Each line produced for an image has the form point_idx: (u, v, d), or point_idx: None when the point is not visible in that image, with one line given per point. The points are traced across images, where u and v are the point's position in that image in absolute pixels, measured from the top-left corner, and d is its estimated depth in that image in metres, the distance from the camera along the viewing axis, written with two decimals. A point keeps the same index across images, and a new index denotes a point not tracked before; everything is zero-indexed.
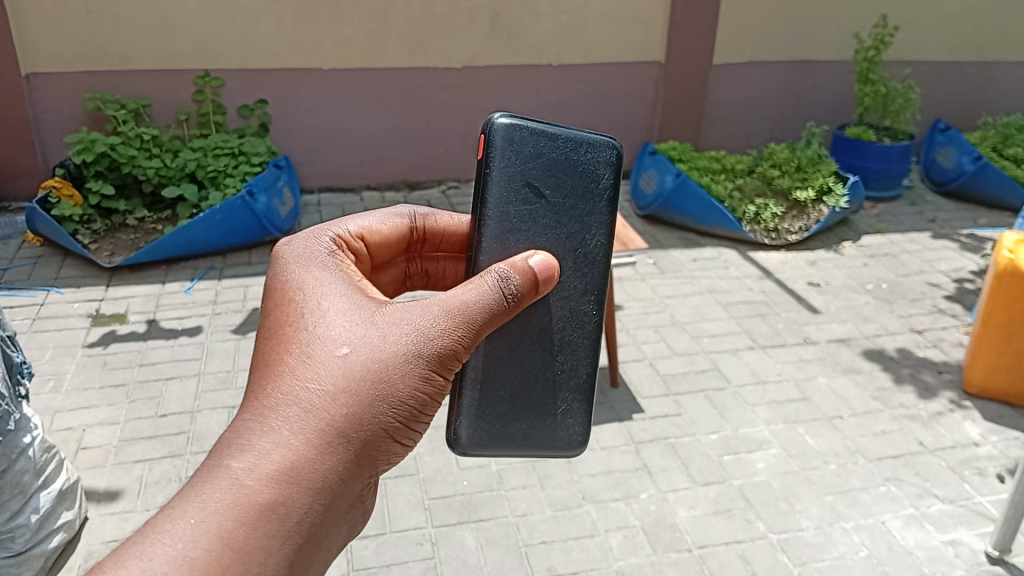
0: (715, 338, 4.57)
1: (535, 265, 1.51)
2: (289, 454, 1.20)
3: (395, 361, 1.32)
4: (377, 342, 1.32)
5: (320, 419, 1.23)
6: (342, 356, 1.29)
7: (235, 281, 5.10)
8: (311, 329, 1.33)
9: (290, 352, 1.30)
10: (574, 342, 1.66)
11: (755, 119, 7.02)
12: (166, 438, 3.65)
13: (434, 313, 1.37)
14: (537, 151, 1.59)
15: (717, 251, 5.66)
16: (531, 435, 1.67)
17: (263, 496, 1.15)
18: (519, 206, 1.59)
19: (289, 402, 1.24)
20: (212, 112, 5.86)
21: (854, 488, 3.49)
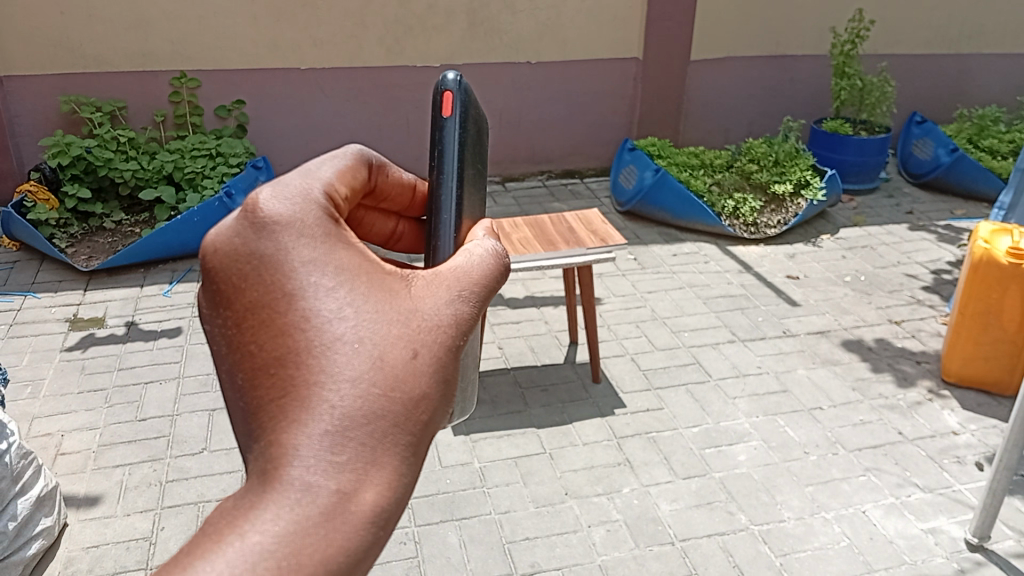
0: (696, 332, 4.59)
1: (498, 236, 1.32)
2: (374, 495, 0.87)
3: (460, 352, 0.99)
4: (439, 326, 0.98)
5: (400, 430, 0.90)
6: (407, 348, 0.93)
7: None
8: (348, 310, 0.93)
9: (338, 332, 0.91)
10: None
11: (732, 113, 7.06)
12: (146, 442, 3.63)
13: (479, 286, 1.06)
14: (476, 123, 1.41)
15: (697, 246, 5.69)
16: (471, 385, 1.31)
17: (350, 554, 0.83)
18: (471, 177, 1.37)
19: (358, 419, 0.87)
20: (189, 114, 5.88)
21: (834, 478, 3.51)
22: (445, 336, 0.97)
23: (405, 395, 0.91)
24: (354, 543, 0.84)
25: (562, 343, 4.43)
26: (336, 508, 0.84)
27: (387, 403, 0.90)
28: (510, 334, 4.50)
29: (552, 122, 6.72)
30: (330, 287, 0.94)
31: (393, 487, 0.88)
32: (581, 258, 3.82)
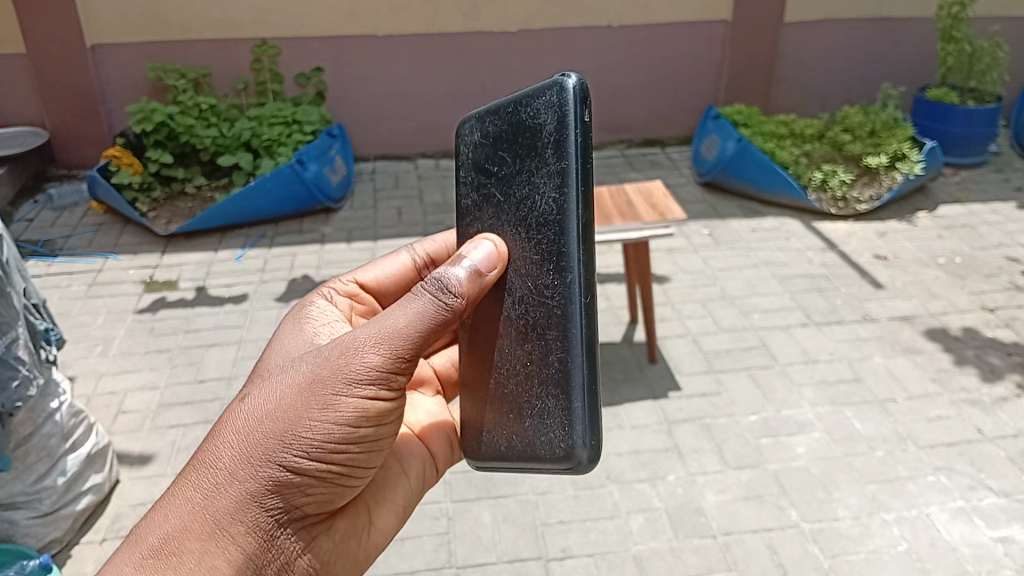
0: (767, 315, 4.35)
1: (487, 264, 1.46)
2: (195, 510, 1.28)
3: (310, 398, 1.36)
4: (293, 378, 1.39)
5: (233, 462, 1.32)
6: (258, 402, 1.38)
7: (284, 249, 5.15)
8: (242, 400, 1.42)
9: (229, 413, 1.41)
10: (537, 322, 1.37)
11: (829, 80, 6.64)
12: (201, 404, 3.74)
13: (346, 344, 1.41)
14: (489, 132, 1.59)
15: (779, 221, 5.39)
16: (516, 442, 1.42)
17: (170, 549, 1.24)
18: (476, 196, 1.63)
19: (203, 460, 1.34)
20: (269, 81, 5.93)
21: (899, 477, 3.27)
22: (297, 385, 1.38)
23: (241, 438, 1.34)
24: (184, 534, 1.26)
25: (623, 322, 4.29)
26: (168, 520, 1.28)
27: (234, 441, 1.34)
28: None
29: (634, 90, 6.49)
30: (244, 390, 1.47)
31: (216, 501, 1.29)
32: (637, 235, 3.69)
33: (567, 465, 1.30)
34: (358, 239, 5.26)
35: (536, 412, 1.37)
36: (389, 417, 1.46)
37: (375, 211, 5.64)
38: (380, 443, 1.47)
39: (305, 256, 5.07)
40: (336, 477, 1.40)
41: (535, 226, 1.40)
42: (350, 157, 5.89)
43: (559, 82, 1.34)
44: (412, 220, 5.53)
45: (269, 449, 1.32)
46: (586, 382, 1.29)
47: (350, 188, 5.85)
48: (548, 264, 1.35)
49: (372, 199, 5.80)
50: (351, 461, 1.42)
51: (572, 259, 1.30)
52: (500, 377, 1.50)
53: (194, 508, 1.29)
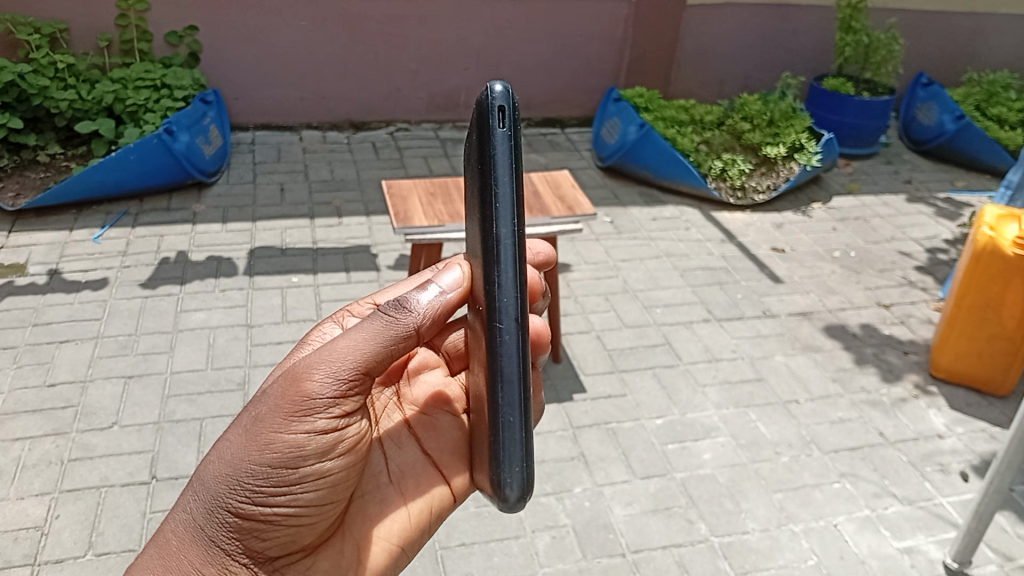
0: (669, 309, 4.22)
1: (451, 285, 1.53)
2: (160, 555, 1.37)
3: (254, 429, 1.43)
4: (242, 418, 1.47)
5: (192, 500, 1.41)
6: (216, 445, 1.47)
7: (150, 229, 4.65)
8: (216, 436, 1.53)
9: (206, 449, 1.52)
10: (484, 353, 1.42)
11: (729, 63, 6.56)
12: (51, 412, 3.33)
13: (290, 372, 1.47)
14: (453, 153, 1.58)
15: (679, 209, 5.29)
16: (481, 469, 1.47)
17: None
18: None
19: (171, 510, 1.44)
20: (137, 39, 5.39)
21: (806, 484, 3.20)
22: (245, 421, 1.46)
23: (198, 475, 1.44)
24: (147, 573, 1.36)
25: None
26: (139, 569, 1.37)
27: (193, 480, 1.44)
28: None
29: (534, 66, 6.24)
30: None
31: (179, 537, 1.39)
32: (544, 230, 3.45)
33: (498, 500, 1.37)
34: (235, 219, 4.81)
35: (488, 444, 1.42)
36: (341, 446, 1.51)
37: (254, 186, 5.18)
38: (335, 477, 1.52)
39: (174, 237, 4.59)
40: (293, 514, 1.46)
41: (478, 254, 1.42)
42: (226, 125, 5.43)
43: (485, 101, 1.33)
44: (295, 198, 5.10)
45: (220, 488, 1.40)
46: (514, 417, 1.35)
47: (226, 162, 5.35)
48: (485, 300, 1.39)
49: (251, 173, 5.32)
50: (307, 488, 1.47)
51: (501, 296, 1.35)
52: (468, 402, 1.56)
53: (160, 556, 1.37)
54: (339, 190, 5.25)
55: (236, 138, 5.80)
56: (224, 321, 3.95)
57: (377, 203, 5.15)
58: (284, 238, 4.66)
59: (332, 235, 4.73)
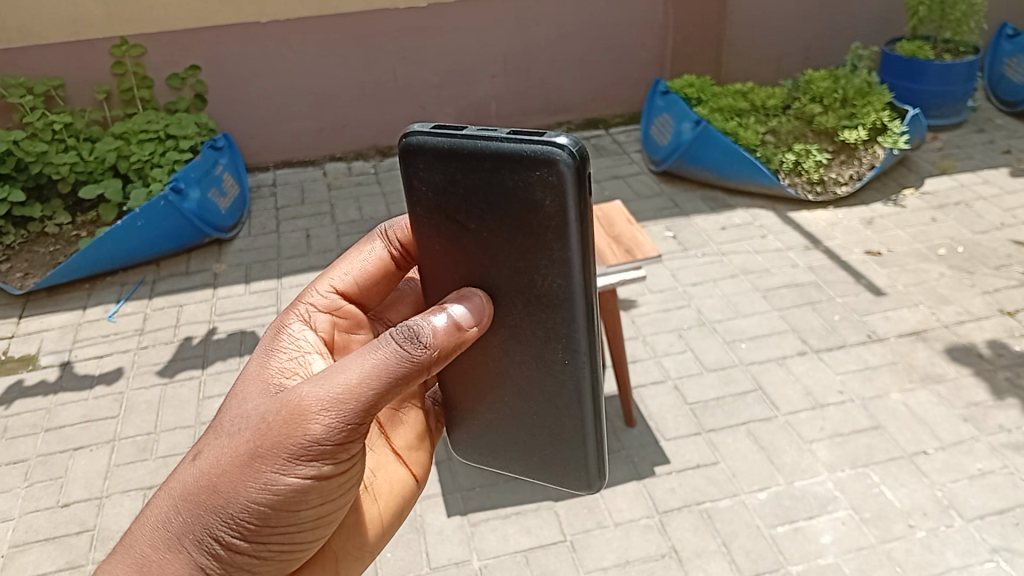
0: (755, 345, 3.62)
1: (467, 321, 1.54)
2: (137, 564, 1.39)
3: (254, 462, 1.43)
4: (237, 442, 1.45)
5: (178, 522, 1.42)
6: (206, 460, 1.46)
7: (168, 300, 4.21)
8: (205, 445, 1.51)
9: (194, 456, 1.50)
10: (547, 378, 1.64)
11: (786, 36, 5.84)
12: (64, 541, 2.92)
13: (294, 406, 1.44)
14: (457, 174, 1.48)
15: (750, 213, 4.68)
16: (548, 466, 1.76)
17: None
18: (441, 231, 1.57)
19: (148, 517, 1.45)
20: (136, 87, 4.95)
21: (953, 569, 2.62)
22: (241, 450, 1.44)
23: (191, 499, 1.44)
24: None
25: None
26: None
27: (180, 505, 1.43)
28: None
29: (569, 65, 5.66)
30: (214, 429, 1.54)
31: (163, 560, 1.40)
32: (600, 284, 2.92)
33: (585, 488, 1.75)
34: (258, 278, 4.35)
35: (559, 449, 1.73)
36: (340, 478, 1.56)
37: (277, 236, 4.69)
38: (325, 506, 1.58)
39: (194, 306, 4.17)
40: (287, 538, 1.54)
41: (532, 295, 1.54)
42: (241, 168, 4.95)
43: (574, 156, 1.35)
44: (322, 244, 4.61)
45: (211, 515, 1.42)
46: (593, 430, 1.66)
47: (245, 211, 4.87)
48: (561, 346, 1.57)
49: (274, 220, 4.84)
50: (301, 514, 1.53)
51: (581, 335, 1.55)
52: (492, 406, 1.76)
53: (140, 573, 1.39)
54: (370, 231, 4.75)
55: (256, 180, 5.35)
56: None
57: None
58: None
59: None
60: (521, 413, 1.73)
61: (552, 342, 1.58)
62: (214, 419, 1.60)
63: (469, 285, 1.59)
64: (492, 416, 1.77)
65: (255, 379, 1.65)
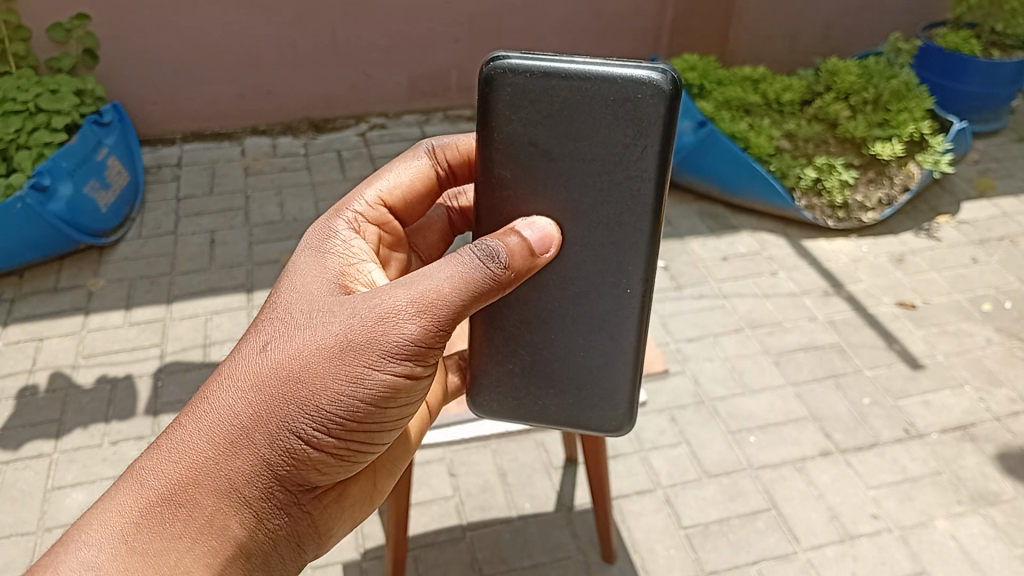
0: (766, 444, 2.86)
1: (542, 244, 1.50)
2: (198, 460, 1.36)
3: (336, 363, 1.41)
4: (319, 339, 1.41)
5: (241, 421, 1.38)
6: (278, 354, 1.42)
7: (24, 329, 3.26)
8: (267, 341, 1.46)
9: (255, 348, 1.45)
10: (596, 317, 1.64)
11: (807, 10, 4.93)
12: None
13: (379, 309, 1.43)
14: (545, 101, 1.42)
15: (757, 238, 3.88)
16: (577, 412, 1.75)
17: (167, 496, 1.34)
18: (508, 166, 1.49)
19: (212, 407, 1.39)
20: (8, 39, 3.85)
21: None
22: (322, 349, 1.41)
23: (259, 396, 1.40)
24: (173, 488, 1.34)
25: (555, 466, 2.79)
26: (175, 472, 1.36)
27: (236, 405, 1.39)
28: (470, 445, 2.84)
29: (549, 31, 4.69)
30: (273, 325, 1.48)
31: (228, 462, 1.37)
32: None
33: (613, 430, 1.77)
34: (143, 303, 3.40)
35: (594, 398, 1.73)
36: (419, 385, 1.55)
37: (174, 240, 3.72)
38: (402, 412, 1.57)
39: (59, 339, 3.23)
40: (362, 444, 1.52)
41: (608, 226, 1.52)
42: (134, 149, 3.95)
43: (674, 83, 1.39)
44: (227, 257, 3.64)
45: (288, 410, 1.39)
46: (628, 368, 1.70)
47: (136, 203, 3.87)
48: (622, 278, 1.58)
49: (172, 216, 3.85)
50: (380, 418, 1.52)
51: (643, 262, 1.56)
52: (530, 356, 1.70)
53: (204, 467, 1.36)
54: (292, 237, 3.76)
55: (156, 157, 4.29)
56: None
57: None
58: (208, 334, 3.26)
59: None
60: (565, 356, 1.69)
61: (618, 271, 1.57)
62: (270, 305, 1.55)
63: (532, 216, 1.52)
64: (531, 363, 1.71)
65: (313, 274, 1.58)
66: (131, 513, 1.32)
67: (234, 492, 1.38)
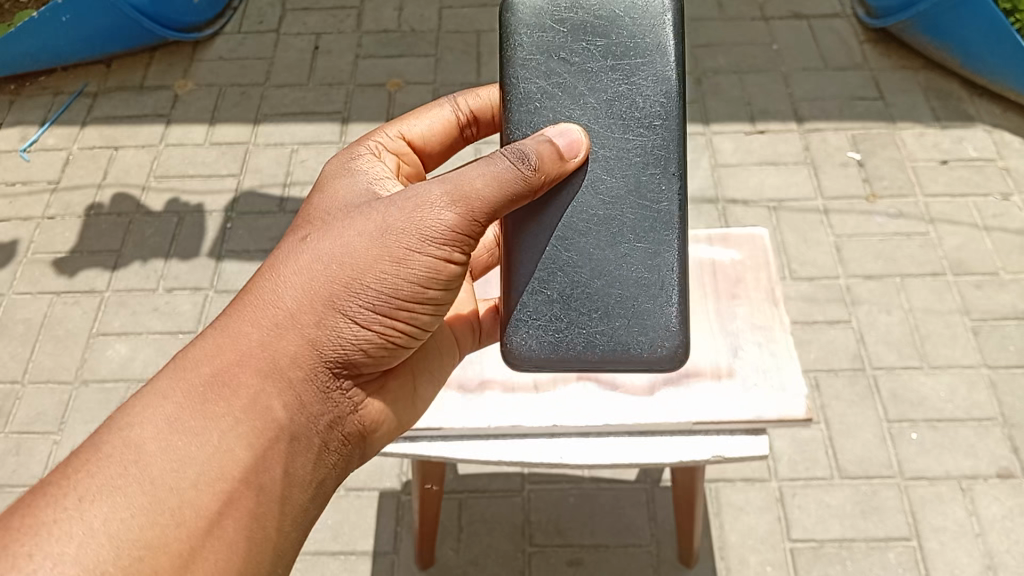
0: (928, 448, 2.19)
1: (569, 150, 1.15)
2: (239, 345, 1.01)
3: (390, 239, 1.07)
4: (359, 221, 1.08)
5: (287, 301, 1.04)
6: (318, 241, 1.08)
7: (102, 130, 2.89)
8: (309, 229, 1.12)
9: (295, 238, 1.12)
10: (637, 224, 1.18)
11: None
12: None
13: (430, 191, 1.09)
14: (557, 23, 1.20)
15: (997, 139, 2.90)
16: (619, 341, 1.18)
17: (204, 380, 0.97)
18: (527, 94, 1.19)
19: (250, 293, 1.05)
20: None
21: None
22: (365, 229, 1.08)
23: (304, 276, 1.05)
24: (211, 377, 0.98)
25: None
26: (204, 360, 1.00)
27: (276, 288, 1.05)
28: None
29: None
30: (310, 221, 1.14)
31: (271, 344, 1.01)
32: (671, 453, 1.36)
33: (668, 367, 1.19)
34: (228, 118, 2.91)
35: (640, 316, 1.18)
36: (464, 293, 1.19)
37: (276, 40, 3.17)
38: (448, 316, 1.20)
39: (134, 150, 2.83)
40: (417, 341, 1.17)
41: (637, 124, 1.18)
42: None
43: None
44: (328, 71, 3.06)
45: (338, 290, 1.05)
46: (677, 282, 1.18)
47: None
48: (659, 169, 1.18)
49: (278, 8, 3.29)
50: (432, 316, 1.15)
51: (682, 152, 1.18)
52: (554, 274, 1.19)
53: (240, 346, 1.01)
54: (406, 55, 3.12)
55: None
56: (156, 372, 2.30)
57: (462, 84, 3.01)
58: (291, 172, 2.75)
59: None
60: (603, 272, 1.18)
61: (653, 163, 1.18)
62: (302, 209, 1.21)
63: (559, 122, 1.18)
64: (563, 285, 1.19)
65: (340, 177, 1.22)
66: (149, 408, 0.94)
67: (281, 373, 1.01)
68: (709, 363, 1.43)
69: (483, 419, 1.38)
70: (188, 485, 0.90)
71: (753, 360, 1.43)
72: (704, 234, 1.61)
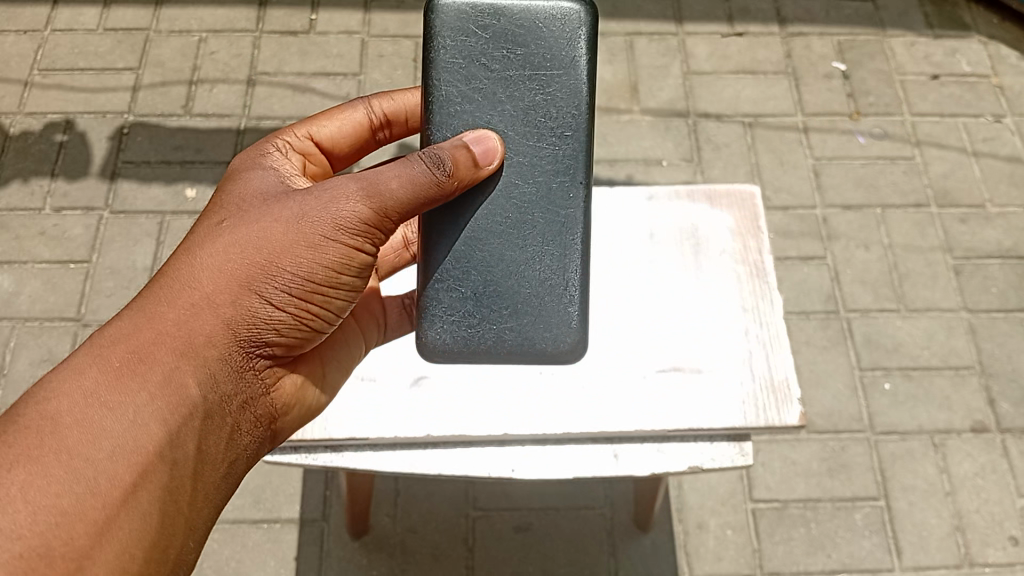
0: (902, 400, 2.05)
1: (485, 157, 1.04)
2: (157, 325, 0.92)
3: (313, 224, 0.97)
4: (282, 206, 0.99)
5: (209, 281, 0.95)
6: (241, 222, 0.98)
7: None
8: (231, 205, 1.02)
9: (216, 214, 1.02)
10: (545, 228, 1.09)
11: None
12: None
13: (353, 181, 0.99)
14: (476, 28, 1.07)
15: (991, 51, 2.65)
16: (523, 338, 1.09)
17: (120, 360, 0.89)
18: (446, 106, 1.07)
19: (171, 270, 0.96)
20: None
21: None
22: (287, 213, 0.98)
23: (226, 254, 0.96)
24: (127, 357, 0.89)
25: None
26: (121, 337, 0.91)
27: (199, 265, 0.95)
28: None
29: None
30: (230, 195, 1.04)
31: (190, 325, 0.93)
32: (640, 462, 1.24)
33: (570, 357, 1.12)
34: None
35: (546, 313, 1.10)
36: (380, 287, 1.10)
37: None
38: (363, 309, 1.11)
39: (13, 37, 2.42)
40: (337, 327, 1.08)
41: (549, 134, 1.08)
42: None
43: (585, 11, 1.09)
44: None
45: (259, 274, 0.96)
46: (579, 279, 1.10)
47: None
48: (568, 177, 1.08)
49: None
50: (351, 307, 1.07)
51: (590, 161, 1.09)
52: (467, 272, 1.09)
53: (157, 322, 0.92)
54: None
55: None
56: (45, 309, 2.05)
57: None
58: (199, 67, 2.39)
59: (290, 67, 2.40)
60: (513, 272, 1.09)
61: (562, 172, 1.08)
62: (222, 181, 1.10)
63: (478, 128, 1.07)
64: (476, 283, 1.09)
65: (258, 158, 1.10)
66: (65, 381, 0.86)
67: (198, 352, 0.93)
68: (679, 357, 1.31)
69: (424, 428, 1.23)
70: (99, 461, 0.83)
71: (715, 347, 1.31)
72: (687, 189, 1.48)
